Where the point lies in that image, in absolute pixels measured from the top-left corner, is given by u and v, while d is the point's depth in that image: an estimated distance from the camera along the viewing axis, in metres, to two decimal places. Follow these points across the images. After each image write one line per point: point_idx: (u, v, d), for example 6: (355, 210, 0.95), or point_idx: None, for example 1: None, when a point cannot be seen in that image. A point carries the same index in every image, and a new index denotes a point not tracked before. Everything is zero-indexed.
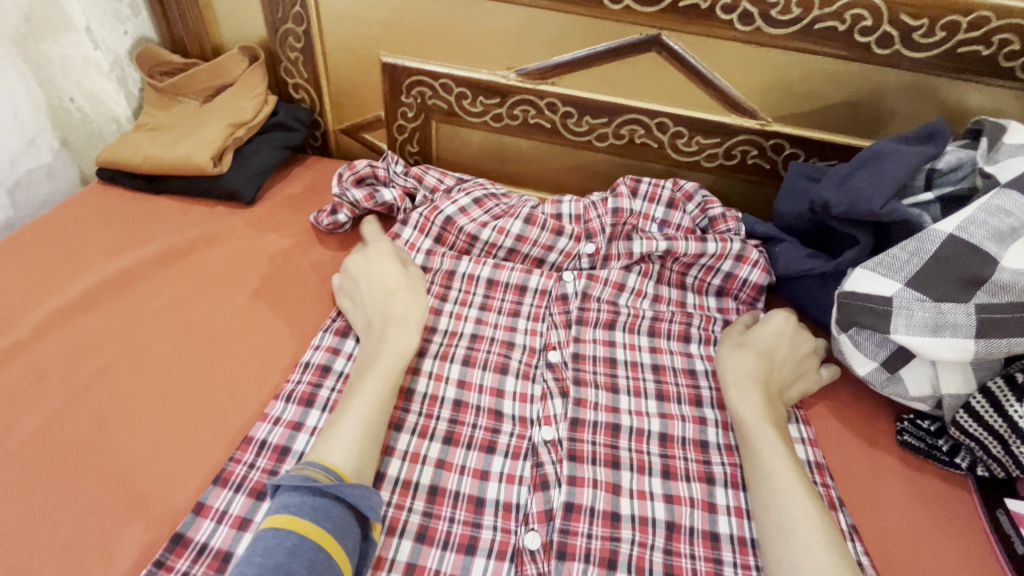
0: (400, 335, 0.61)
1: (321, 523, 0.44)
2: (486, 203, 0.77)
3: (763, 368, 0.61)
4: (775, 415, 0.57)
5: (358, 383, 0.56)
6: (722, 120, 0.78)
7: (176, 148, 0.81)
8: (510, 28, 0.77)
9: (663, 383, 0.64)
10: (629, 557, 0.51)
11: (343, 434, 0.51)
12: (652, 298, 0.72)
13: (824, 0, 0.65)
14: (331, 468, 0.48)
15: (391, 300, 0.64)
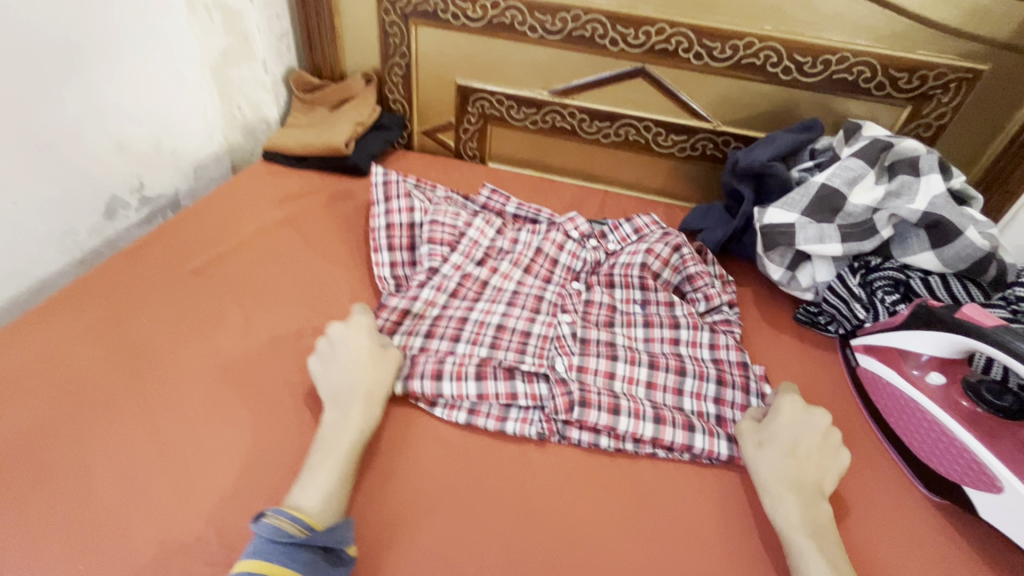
0: (362, 414, 0.69)
1: (291, 566, 0.54)
2: (504, 230, 1.01)
3: (790, 475, 0.65)
4: (813, 521, 0.61)
5: (324, 453, 0.65)
6: (687, 122, 1.15)
7: (319, 137, 1.21)
8: (546, 62, 1.16)
9: (650, 314, 0.87)
10: (625, 354, 0.80)
11: (314, 485, 0.62)
12: (641, 302, 0.89)
13: (745, 45, 1.03)
14: (297, 518, 0.57)
15: (363, 378, 0.72)
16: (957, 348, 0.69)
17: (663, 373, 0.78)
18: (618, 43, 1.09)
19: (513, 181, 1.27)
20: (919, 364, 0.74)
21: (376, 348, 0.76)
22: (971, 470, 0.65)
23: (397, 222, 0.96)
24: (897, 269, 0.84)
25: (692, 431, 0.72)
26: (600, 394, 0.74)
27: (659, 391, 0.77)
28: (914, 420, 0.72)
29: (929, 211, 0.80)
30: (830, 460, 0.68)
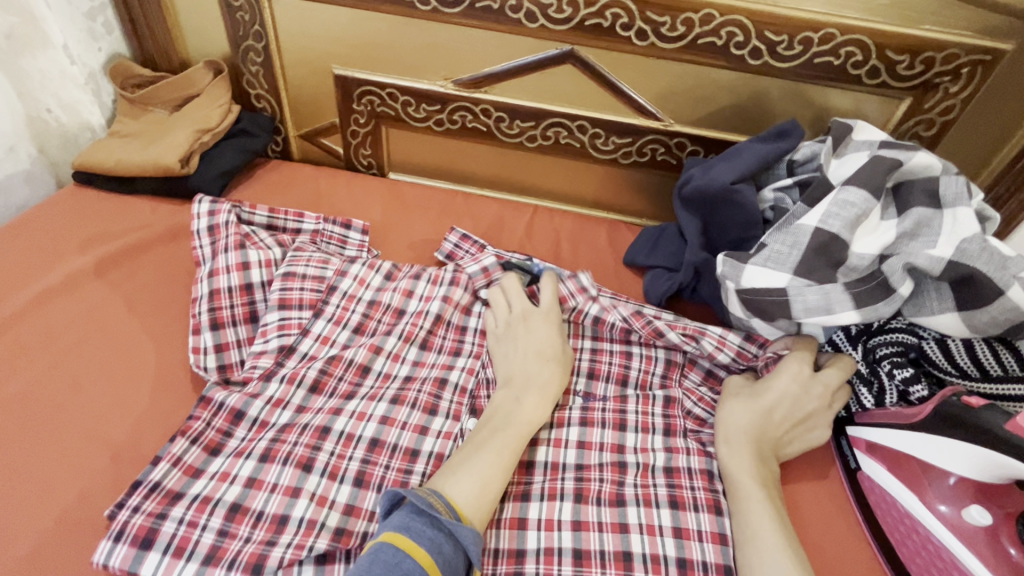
0: (535, 402, 0.61)
1: (436, 557, 0.46)
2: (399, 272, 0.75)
3: (759, 426, 0.60)
4: (762, 471, 0.57)
5: (485, 441, 0.57)
6: (631, 121, 0.89)
7: (147, 152, 0.90)
8: (446, 45, 0.88)
9: (589, 410, 0.65)
10: (542, 489, 0.58)
11: (467, 473, 0.53)
12: (584, 394, 0.68)
13: (703, 20, 0.77)
14: (451, 503, 0.51)
15: (545, 370, 0.64)
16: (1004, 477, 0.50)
17: (595, 507, 0.57)
18: (536, 18, 0.82)
19: (416, 199, 0.99)
20: (945, 493, 0.55)
21: (557, 325, 0.69)
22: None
23: (225, 285, 0.69)
24: (905, 330, 0.63)
25: None
26: (497, 574, 0.53)
27: (592, 532, 0.55)
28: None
29: (957, 261, 0.58)
30: (812, 437, 0.62)
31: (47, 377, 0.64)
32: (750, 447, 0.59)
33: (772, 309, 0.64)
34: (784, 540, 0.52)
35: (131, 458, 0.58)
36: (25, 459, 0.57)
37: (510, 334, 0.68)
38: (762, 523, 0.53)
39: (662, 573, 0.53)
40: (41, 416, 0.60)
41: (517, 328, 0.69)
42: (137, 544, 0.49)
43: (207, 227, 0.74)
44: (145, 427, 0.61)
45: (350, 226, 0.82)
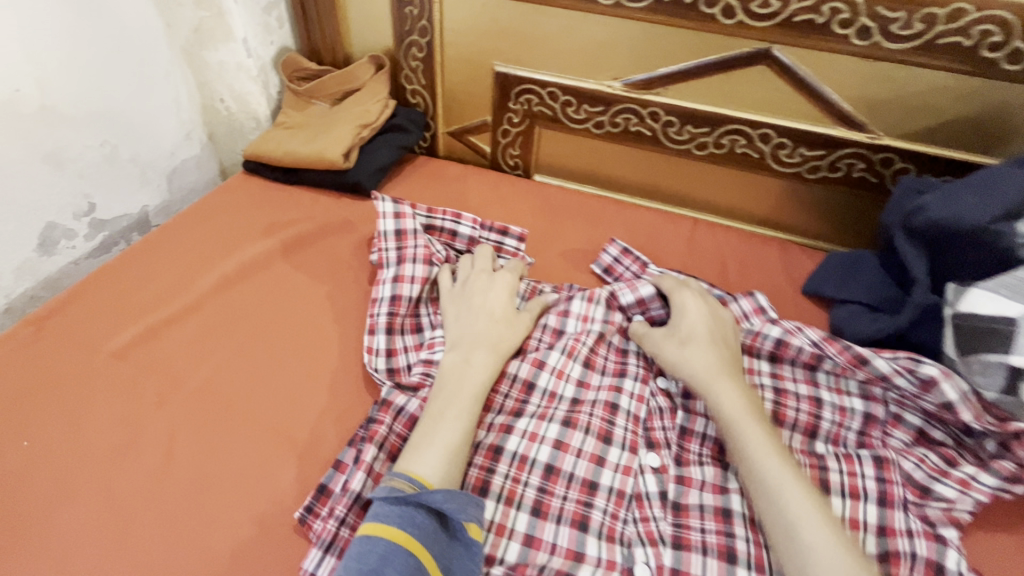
0: (485, 359, 0.60)
1: (409, 530, 0.45)
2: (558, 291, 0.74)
3: (711, 356, 0.60)
4: (748, 403, 0.56)
5: (443, 411, 0.54)
6: (828, 132, 0.78)
7: (312, 145, 0.92)
8: (622, 42, 0.81)
9: None
10: (747, 555, 0.51)
11: (431, 449, 0.51)
12: None
13: (950, 15, 0.65)
14: (414, 479, 0.49)
15: (492, 328, 0.63)
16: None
17: None
18: (734, 13, 0.73)
19: (566, 205, 0.94)
20: None
21: (512, 285, 0.69)
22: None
23: (392, 291, 0.69)
24: None
25: None
26: None
27: None
28: None
29: None
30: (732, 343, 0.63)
31: (232, 365, 0.66)
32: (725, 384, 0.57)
33: (989, 338, 0.54)
34: (798, 476, 0.51)
35: (310, 460, 0.58)
36: (217, 446, 0.58)
37: (463, 296, 0.67)
38: (769, 456, 0.51)
39: None
40: (228, 405, 0.62)
41: (474, 286, 0.68)
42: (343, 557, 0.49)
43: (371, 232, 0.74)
44: (320, 429, 0.60)
45: (507, 232, 0.79)
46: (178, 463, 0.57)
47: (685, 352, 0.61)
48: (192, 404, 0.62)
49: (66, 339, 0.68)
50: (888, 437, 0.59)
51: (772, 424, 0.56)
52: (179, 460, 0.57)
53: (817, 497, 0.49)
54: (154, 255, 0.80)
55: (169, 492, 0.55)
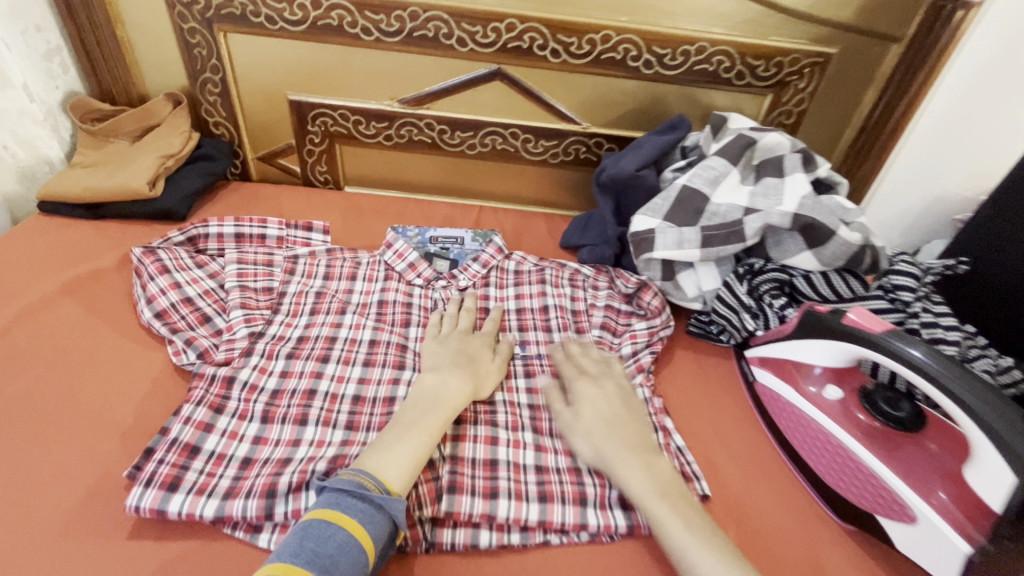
0: (459, 385, 0.66)
1: (366, 526, 0.50)
2: (336, 271, 0.88)
3: (614, 420, 0.64)
4: (655, 480, 0.58)
5: (416, 422, 0.60)
6: (555, 127, 1.05)
7: (114, 178, 0.96)
8: (389, 69, 1.01)
9: (530, 364, 0.78)
10: (505, 419, 0.69)
11: (397, 452, 0.57)
12: (522, 347, 0.81)
13: (603, 39, 0.94)
14: (380, 479, 0.54)
15: (475, 366, 0.71)
16: (846, 353, 0.64)
17: (550, 437, 0.68)
18: (466, 43, 0.96)
19: (373, 206, 1.10)
20: (815, 378, 0.69)
21: (487, 344, 0.76)
22: (880, 497, 0.59)
23: (168, 303, 0.77)
24: (779, 269, 0.79)
25: (584, 506, 0.60)
26: (474, 476, 0.62)
27: (549, 453, 0.66)
28: (814, 445, 0.66)
29: (800, 213, 0.73)
30: (632, 405, 0.67)
31: (44, 377, 0.69)
32: (596, 431, 0.63)
33: (641, 246, 0.79)
34: (658, 493, 0.57)
35: (137, 435, 0.64)
36: (36, 444, 0.62)
37: (445, 340, 0.75)
38: (637, 486, 0.57)
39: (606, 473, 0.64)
40: (45, 410, 0.65)
41: (452, 339, 0.76)
42: (164, 488, 0.56)
43: (143, 251, 0.81)
44: (146, 410, 0.67)
45: (312, 228, 0.93)
46: None
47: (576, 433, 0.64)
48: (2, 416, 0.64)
49: None
50: (591, 317, 0.85)
51: (683, 495, 0.58)
52: None
53: (684, 512, 0.55)
54: None
55: None
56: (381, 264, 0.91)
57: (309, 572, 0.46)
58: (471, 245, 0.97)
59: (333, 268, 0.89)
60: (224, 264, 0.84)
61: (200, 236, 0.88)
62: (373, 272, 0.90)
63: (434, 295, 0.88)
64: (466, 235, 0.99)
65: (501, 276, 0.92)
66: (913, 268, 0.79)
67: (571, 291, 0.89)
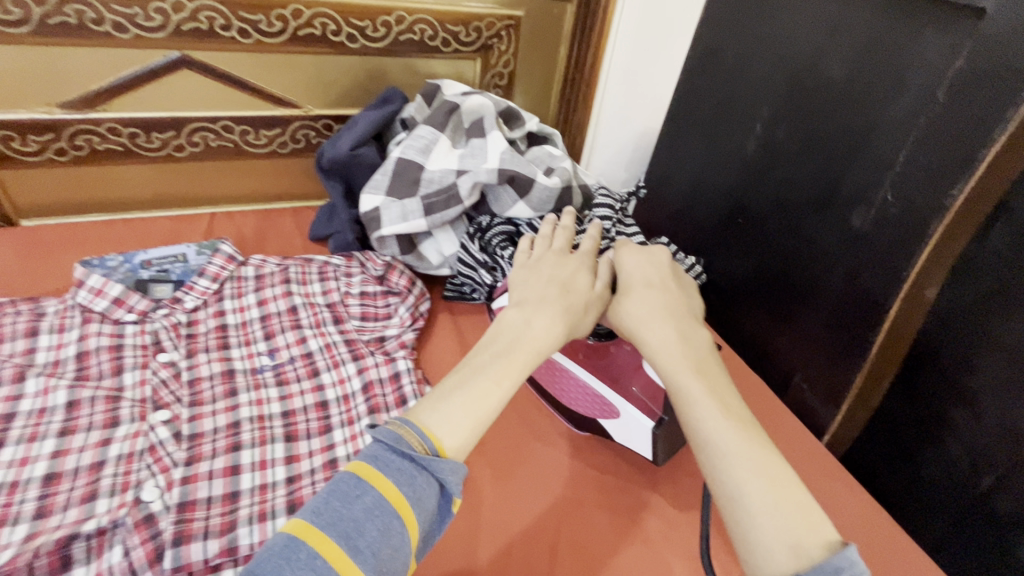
0: (547, 323, 0.58)
1: (404, 489, 0.43)
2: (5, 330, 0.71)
3: (667, 293, 0.64)
4: (693, 360, 0.56)
5: (488, 367, 0.52)
6: (273, 114, 0.97)
7: None
8: (30, 66, 0.82)
9: (283, 371, 0.71)
10: (252, 438, 0.63)
11: (450, 410, 0.48)
12: (269, 354, 0.74)
13: (294, 14, 0.89)
14: (426, 435, 0.46)
15: (564, 294, 0.61)
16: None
17: (305, 441, 0.64)
18: (126, 28, 0.82)
19: (62, 237, 0.90)
20: None
21: (585, 265, 0.67)
22: (595, 403, 0.67)
23: None
24: (505, 223, 0.84)
25: None
26: (209, 516, 0.55)
27: (303, 460, 0.62)
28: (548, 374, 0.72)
29: (502, 168, 0.78)
30: (684, 286, 0.67)
31: None
32: (647, 302, 0.62)
33: (371, 224, 0.79)
34: (694, 371, 0.55)
35: None
36: None
37: (535, 264, 0.67)
38: (671, 363, 0.56)
39: None
40: None
41: (545, 261, 0.68)
42: None
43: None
44: None
45: None
46: None
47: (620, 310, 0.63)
48: None
49: None
50: (347, 308, 0.80)
51: (722, 379, 0.56)
52: None
53: (721, 396, 0.53)
54: None
55: None
56: (74, 309, 0.75)
57: (329, 537, 0.41)
58: (196, 259, 0.86)
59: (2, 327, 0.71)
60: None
61: None
62: (62, 320, 0.74)
63: (157, 327, 0.75)
64: (188, 249, 0.86)
65: (238, 286, 0.83)
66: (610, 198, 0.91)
67: (323, 285, 0.83)
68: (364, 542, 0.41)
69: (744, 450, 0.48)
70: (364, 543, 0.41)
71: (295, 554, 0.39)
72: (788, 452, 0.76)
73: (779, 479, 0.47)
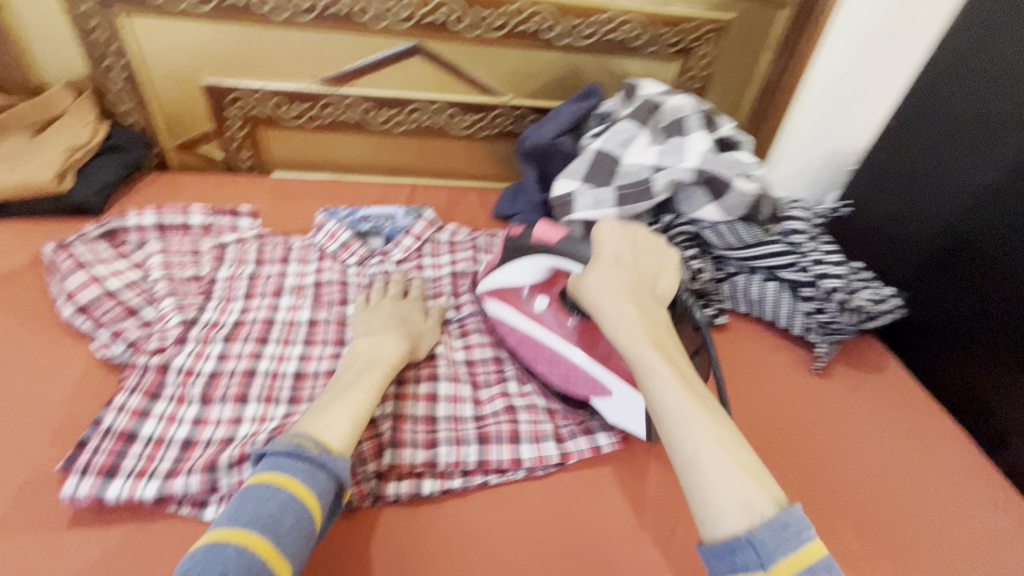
0: (393, 344, 0.69)
1: (308, 486, 0.51)
2: (267, 255, 0.88)
3: (619, 267, 0.62)
4: (654, 332, 0.57)
5: (355, 380, 0.63)
6: (480, 100, 1.07)
7: (16, 173, 0.91)
8: (307, 47, 0.99)
9: (466, 324, 0.82)
10: (446, 374, 0.74)
11: (336, 411, 0.58)
12: (455, 309, 0.85)
13: (517, 11, 0.97)
14: (319, 440, 0.54)
15: (404, 327, 0.73)
16: (543, 267, 0.72)
17: (488, 388, 0.74)
18: (382, 19, 0.96)
19: (303, 188, 1.09)
20: (524, 295, 0.74)
21: (417, 306, 0.78)
22: (591, 383, 0.68)
23: (90, 298, 0.75)
24: (689, 223, 0.86)
25: (518, 444, 0.67)
26: (415, 430, 0.66)
27: (486, 404, 0.72)
28: (536, 353, 0.73)
29: (700, 168, 0.80)
30: (646, 261, 0.65)
31: None
32: (612, 272, 0.61)
33: (563, 208, 0.84)
34: (650, 342, 0.56)
35: (67, 429, 0.63)
36: None
37: (375, 308, 0.76)
38: (633, 335, 0.56)
39: (539, 414, 0.71)
40: None
41: (384, 304, 0.77)
42: (102, 475, 0.57)
43: (57, 248, 0.79)
44: (75, 406, 0.65)
45: (238, 214, 0.93)
46: None
47: (582, 288, 0.63)
48: None
49: None
50: None
51: (677, 350, 0.57)
52: None
53: (674, 363, 0.55)
54: None
55: None
56: (313, 247, 0.92)
57: (253, 530, 0.46)
58: (404, 220, 1.00)
59: (264, 253, 0.89)
60: (148, 255, 0.83)
61: (118, 228, 0.86)
62: (305, 254, 0.90)
63: (371, 270, 0.90)
64: (399, 211, 1.01)
65: (433, 248, 0.95)
66: (805, 215, 0.89)
67: None
68: (284, 530, 0.47)
69: (697, 418, 0.51)
70: (283, 532, 0.47)
71: (225, 553, 0.44)
72: (978, 513, 0.69)
73: (733, 441, 0.50)
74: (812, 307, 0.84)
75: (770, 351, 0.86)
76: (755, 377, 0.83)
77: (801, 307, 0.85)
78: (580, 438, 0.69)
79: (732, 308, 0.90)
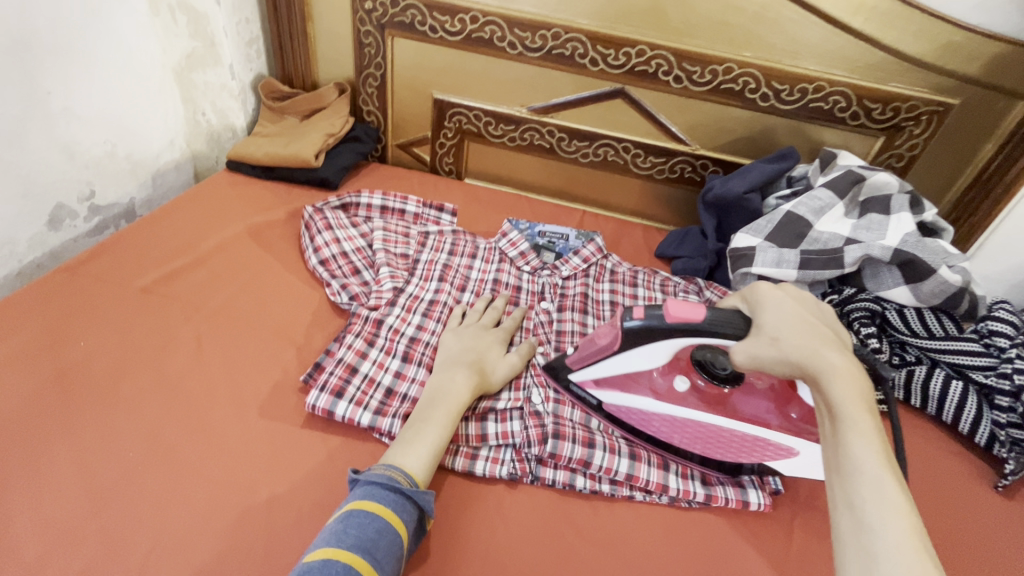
0: (465, 378, 0.71)
1: (400, 514, 0.55)
2: (458, 249, 1.02)
3: (829, 333, 0.57)
4: (863, 401, 0.51)
5: (428, 416, 0.66)
6: (666, 146, 1.14)
7: (289, 147, 1.16)
8: (525, 79, 1.14)
9: None
10: None
11: (421, 436, 0.63)
12: None
13: (725, 70, 1.02)
14: (410, 474, 0.59)
15: (478, 360, 0.75)
16: (677, 348, 0.67)
17: None
18: (598, 63, 1.08)
19: (490, 197, 1.23)
20: (650, 381, 0.73)
21: (499, 340, 0.80)
22: (756, 443, 0.70)
23: (331, 255, 0.94)
24: (872, 300, 0.83)
25: (665, 471, 0.70)
26: (575, 427, 0.72)
27: None
28: (688, 433, 0.72)
29: (901, 249, 0.79)
30: (841, 334, 0.58)
31: (236, 299, 0.86)
32: (806, 330, 0.57)
33: (740, 260, 0.87)
34: (865, 409, 0.50)
35: (305, 351, 0.80)
36: (236, 346, 0.79)
37: (461, 333, 0.80)
38: (848, 396, 0.50)
39: None
40: (243, 320, 0.83)
41: (468, 333, 0.80)
42: (333, 395, 0.71)
43: (314, 210, 0.99)
44: (313, 334, 0.83)
45: (443, 209, 1.09)
46: (208, 356, 0.77)
47: (777, 348, 0.57)
48: (211, 320, 0.82)
49: (101, 280, 0.85)
50: None
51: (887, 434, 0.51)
52: (208, 355, 0.77)
53: (884, 439, 0.49)
54: (161, 224, 0.99)
55: (204, 373, 0.75)
56: (496, 250, 1.03)
57: (356, 553, 0.50)
58: (574, 242, 1.09)
59: (457, 246, 1.02)
60: (372, 228, 1.00)
61: (353, 203, 1.05)
62: (489, 254, 1.02)
63: (542, 278, 1.00)
64: (571, 233, 1.11)
65: (599, 272, 1.01)
66: (1013, 317, 0.82)
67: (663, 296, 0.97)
68: (381, 554, 0.51)
69: (893, 498, 0.45)
70: (381, 556, 0.51)
71: (336, 571, 0.48)
72: None
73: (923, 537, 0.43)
74: (1008, 418, 0.76)
75: (941, 453, 0.80)
76: (920, 472, 0.77)
77: (992, 415, 0.78)
78: (728, 486, 0.70)
79: (902, 398, 0.85)
